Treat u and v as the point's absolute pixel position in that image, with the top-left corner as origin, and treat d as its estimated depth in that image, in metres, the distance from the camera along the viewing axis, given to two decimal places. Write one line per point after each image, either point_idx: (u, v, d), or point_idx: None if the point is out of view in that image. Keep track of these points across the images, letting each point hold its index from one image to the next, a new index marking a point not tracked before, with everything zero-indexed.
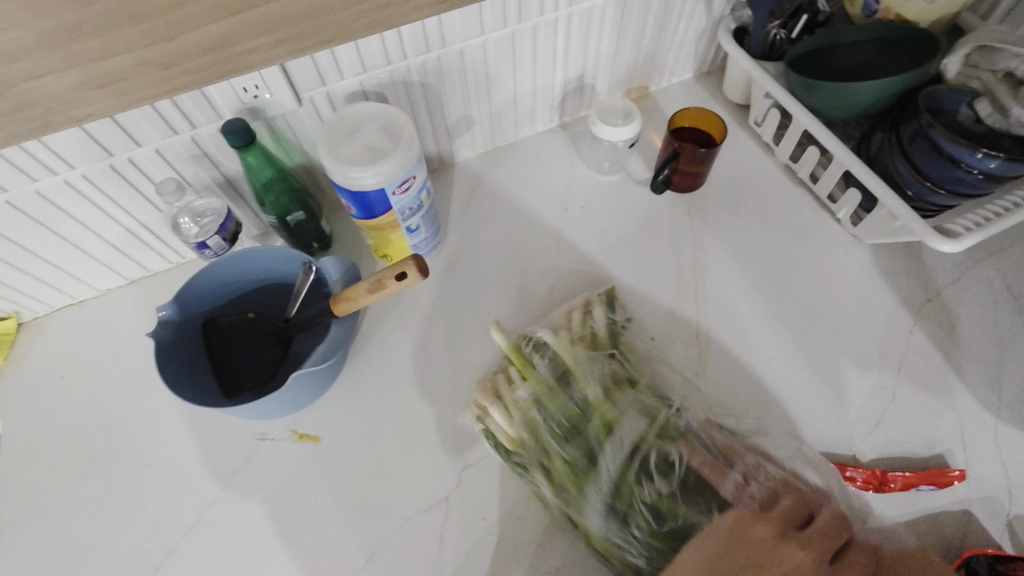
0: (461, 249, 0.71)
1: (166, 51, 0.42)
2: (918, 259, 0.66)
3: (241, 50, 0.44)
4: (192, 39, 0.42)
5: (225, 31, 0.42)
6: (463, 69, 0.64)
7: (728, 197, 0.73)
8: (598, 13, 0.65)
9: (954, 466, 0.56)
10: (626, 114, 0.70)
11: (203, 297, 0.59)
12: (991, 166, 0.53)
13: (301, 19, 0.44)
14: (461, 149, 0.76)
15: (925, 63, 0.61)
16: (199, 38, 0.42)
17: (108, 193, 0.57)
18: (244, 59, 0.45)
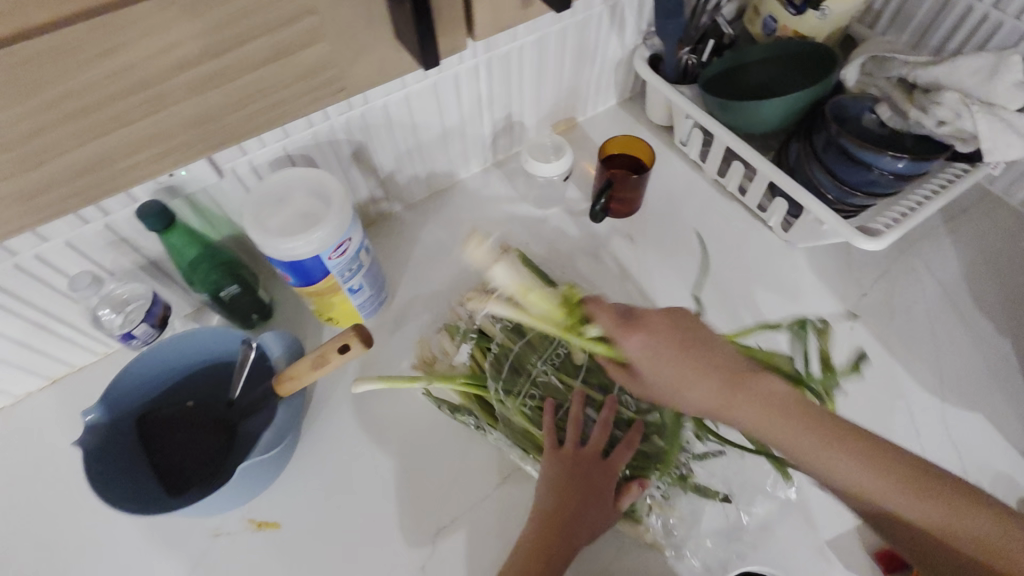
0: (409, 302, 0.70)
1: (43, 175, 0.32)
2: (849, 257, 0.70)
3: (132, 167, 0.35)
4: (67, 161, 0.32)
5: (101, 150, 0.32)
6: (388, 122, 0.64)
7: (665, 217, 0.75)
8: (515, 56, 0.67)
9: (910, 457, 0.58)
10: (557, 149, 0.71)
11: (134, 392, 0.55)
12: (899, 167, 0.56)
13: (183, 125, 0.35)
14: (401, 196, 0.75)
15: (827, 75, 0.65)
16: (75, 160, 0.32)
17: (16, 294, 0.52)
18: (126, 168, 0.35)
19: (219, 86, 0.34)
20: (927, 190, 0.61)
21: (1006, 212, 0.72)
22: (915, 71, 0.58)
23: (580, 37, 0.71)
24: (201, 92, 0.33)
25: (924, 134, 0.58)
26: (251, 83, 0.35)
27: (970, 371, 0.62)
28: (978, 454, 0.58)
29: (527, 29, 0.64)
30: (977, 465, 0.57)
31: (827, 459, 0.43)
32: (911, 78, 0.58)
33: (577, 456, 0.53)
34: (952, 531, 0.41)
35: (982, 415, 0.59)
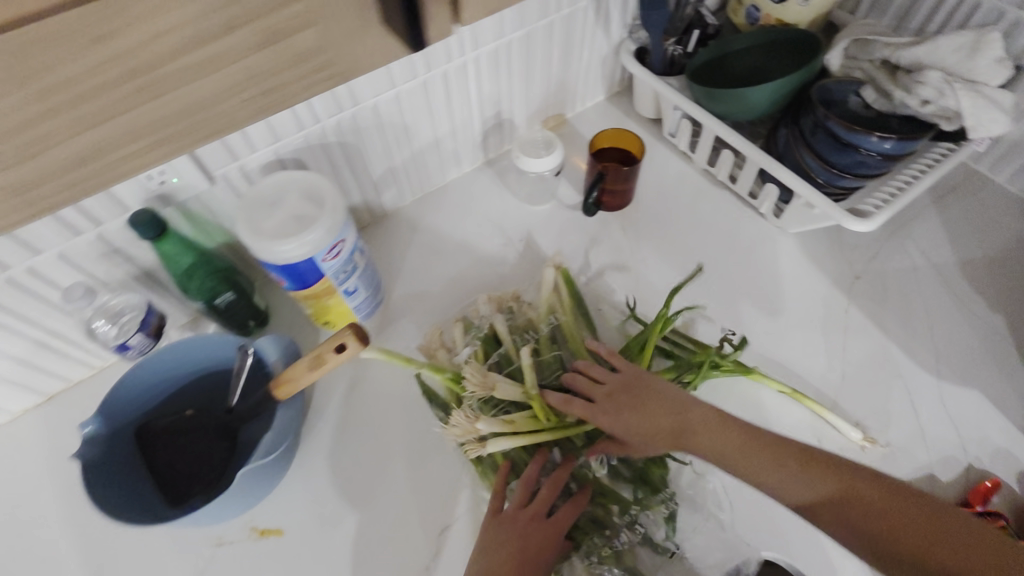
0: (522, 271, 0.71)
1: (189, 98, 0.35)
2: (956, 216, 0.71)
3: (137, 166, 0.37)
4: (238, 68, 0.35)
5: (265, 61, 0.35)
6: (497, 72, 0.69)
7: (657, 209, 0.75)
8: (584, 16, 0.70)
9: None
10: (547, 144, 0.71)
11: (179, 355, 0.55)
12: (888, 147, 0.57)
13: (144, 129, 0.35)
14: (509, 134, 0.80)
15: (936, 32, 0.67)
16: (236, 70, 0.35)
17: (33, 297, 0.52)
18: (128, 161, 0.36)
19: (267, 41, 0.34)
20: (939, 152, 0.61)
21: (994, 190, 0.72)
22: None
23: (567, 32, 0.71)
24: (147, 102, 0.33)
25: (927, 124, 0.57)
26: (264, 60, 0.35)
27: None
28: None
29: (513, 24, 0.65)
30: (977, 441, 0.57)
31: (777, 477, 0.46)
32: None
33: (513, 518, 0.49)
34: (897, 523, 0.42)
35: None
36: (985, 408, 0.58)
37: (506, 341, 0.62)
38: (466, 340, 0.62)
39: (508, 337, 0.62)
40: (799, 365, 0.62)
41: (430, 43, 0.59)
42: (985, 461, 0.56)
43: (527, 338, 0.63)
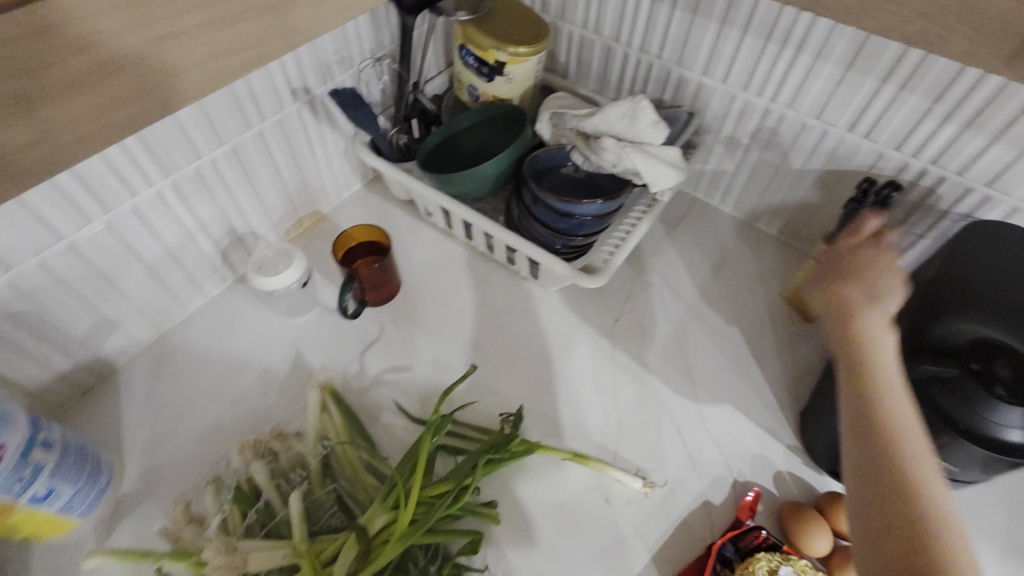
0: (287, 396, 0.64)
1: None
2: (689, 244, 0.79)
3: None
4: None
5: None
6: (208, 191, 0.63)
7: (426, 291, 0.73)
8: (297, 119, 0.68)
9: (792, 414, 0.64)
10: (285, 256, 0.66)
11: None
12: (597, 208, 0.60)
13: None
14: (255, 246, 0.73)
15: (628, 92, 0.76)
16: None
17: None
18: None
19: None
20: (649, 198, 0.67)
21: (711, 212, 0.82)
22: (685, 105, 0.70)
23: (284, 137, 0.68)
24: None
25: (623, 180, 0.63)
26: None
27: (780, 335, 0.70)
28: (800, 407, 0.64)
29: (208, 142, 0.60)
30: (738, 454, 0.61)
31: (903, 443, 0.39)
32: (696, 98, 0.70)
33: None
34: (890, 414, 0.40)
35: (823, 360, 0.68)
36: (741, 419, 0.63)
37: (268, 491, 0.53)
38: (217, 507, 0.52)
39: (267, 486, 0.54)
40: (578, 424, 0.63)
41: (94, 179, 0.52)
42: (749, 471, 0.59)
43: (293, 481, 0.55)
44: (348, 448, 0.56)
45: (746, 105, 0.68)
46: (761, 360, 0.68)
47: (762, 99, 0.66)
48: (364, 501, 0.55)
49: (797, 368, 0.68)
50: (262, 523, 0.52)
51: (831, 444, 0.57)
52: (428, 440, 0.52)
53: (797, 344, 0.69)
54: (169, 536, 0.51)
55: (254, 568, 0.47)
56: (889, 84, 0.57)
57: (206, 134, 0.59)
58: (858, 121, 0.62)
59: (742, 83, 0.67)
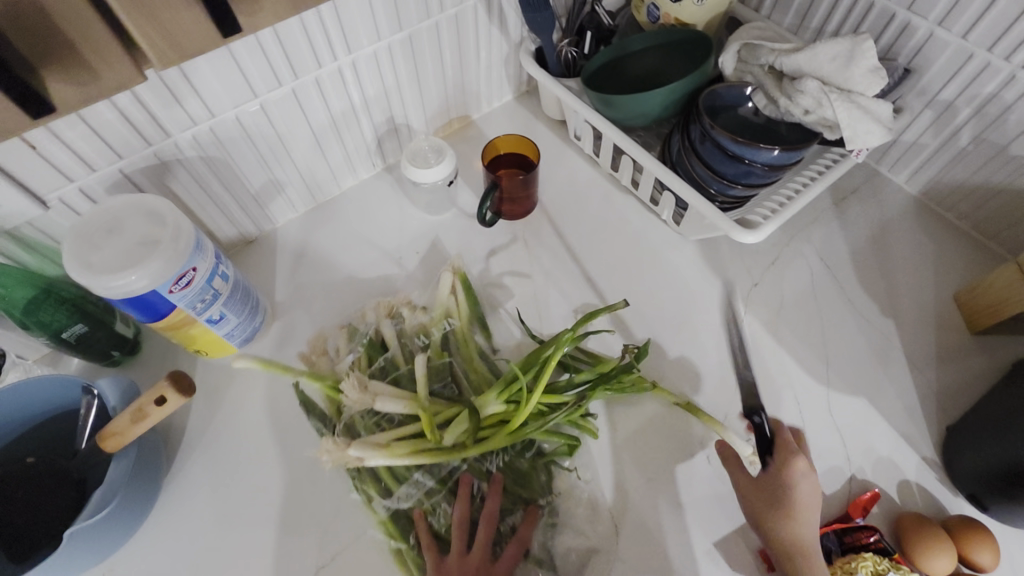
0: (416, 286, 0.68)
1: None
2: (855, 219, 0.70)
3: None
4: None
5: None
6: (378, 74, 0.65)
7: (562, 214, 0.73)
8: (469, 16, 0.67)
9: (933, 426, 0.58)
10: (437, 152, 0.67)
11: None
12: (772, 158, 0.55)
13: None
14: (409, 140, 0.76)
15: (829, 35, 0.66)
16: None
17: None
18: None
19: None
20: (829, 159, 0.61)
21: (890, 191, 0.72)
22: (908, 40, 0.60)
23: (455, 32, 0.67)
24: None
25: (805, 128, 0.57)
26: None
27: (939, 340, 0.63)
28: (943, 420, 0.58)
29: (390, 27, 0.61)
30: (860, 450, 0.57)
31: None
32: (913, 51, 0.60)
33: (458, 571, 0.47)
34: None
35: (986, 378, 0.60)
36: (873, 417, 0.58)
37: (394, 348, 0.59)
38: (350, 347, 0.60)
39: (394, 342, 0.59)
40: (693, 378, 0.61)
41: (291, 47, 0.55)
42: (867, 469, 0.56)
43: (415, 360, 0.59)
44: (467, 331, 0.60)
45: (984, 69, 0.56)
46: (912, 363, 0.61)
47: (1010, 63, 0.54)
48: (473, 380, 0.59)
49: (952, 383, 0.60)
50: (385, 371, 0.58)
51: (978, 472, 0.51)
52: (558, 355, 0.53)
53: (957, 354, 0.62)
54: (308, 359, 0.60)
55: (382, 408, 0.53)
56: None
57: (388, 18, 0.60)
58: None
59: (987, 41, 0.55)
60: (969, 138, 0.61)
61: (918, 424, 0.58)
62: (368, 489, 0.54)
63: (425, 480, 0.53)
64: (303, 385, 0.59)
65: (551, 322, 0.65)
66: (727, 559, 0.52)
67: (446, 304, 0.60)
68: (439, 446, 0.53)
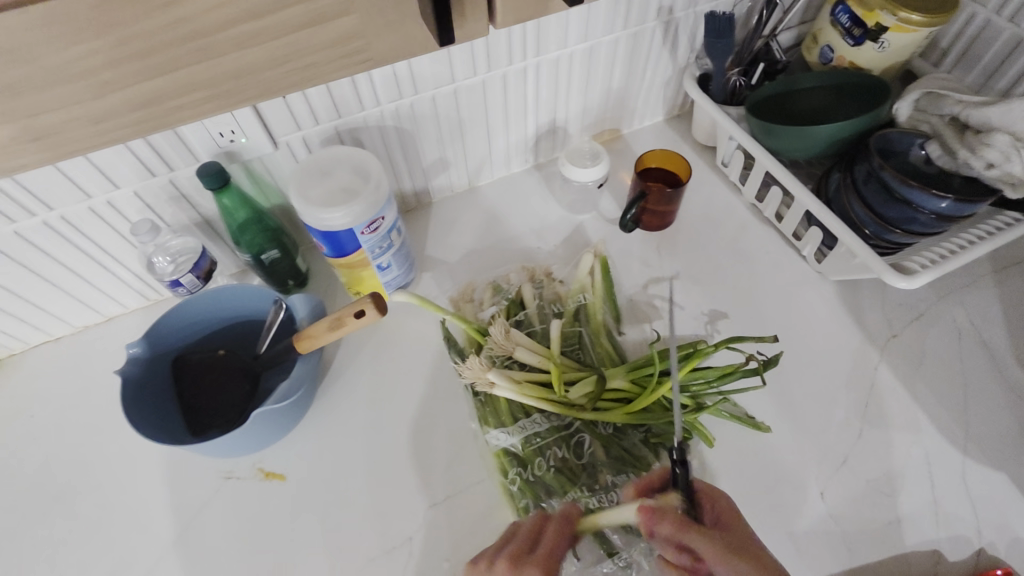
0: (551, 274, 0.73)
1: (324, 42, 0.34)
2: (1016, 288, 0.67)
3: (400, 51, 0.36)
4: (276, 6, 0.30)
5: (187, 15, 0.29)
6: (555, 78, 0.71)
7: (699, 234, 0.75)
8: (647, 36, 0.71)
9: None
10: (593, 155, 0.72)
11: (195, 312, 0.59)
12: (942, 207, 0.54)
13: (272, 63, 0.33)
14: (563, 142, 0.82)
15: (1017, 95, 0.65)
16: (332, 26, 0.33)
17: (102, 230, 0.58)
18: (366, 53, 0.35)
19: (262, 43, 0.32)
20: (1002, 221, 0.59)
21: None
22: None
23: (631, 50, 0.72)
24: (226, 47, 0.31)
25: (973, 177, 0.56)
26: (288, 45, 0.33)
27: None
28: None
29: (579, 36, 0.67)
30: (993, 525, 0.54)
31: None
32: None
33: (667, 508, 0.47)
34: None
35: None
36: (1012, 494, 0.55)
37: (531, 306, 0.65)
38: (493, 301, 0.66)
39: (533, 303, 0.65)
40: (816, 412, 0.60)
41: (494, 43, 0.62)
42: (995, 544, 0.53)
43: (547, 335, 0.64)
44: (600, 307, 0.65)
45: None
46: None
47: None
48: (600, 353, 0.63)
49: None
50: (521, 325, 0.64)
51: None
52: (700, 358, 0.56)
53: None
54: (455, 305, 0.67)
55: (518, 356, 0.58)
56: None
57: (578, 29, 0.66)
58: None
59: None
60: None
61: None
62: (488, 419, 0.57)
63: (543, 422, 0.56)
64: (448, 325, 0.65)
65: (676, 330, 0.67)
66: None
67: (583, 282, 0.66)
68: (562, 399, 0.56)
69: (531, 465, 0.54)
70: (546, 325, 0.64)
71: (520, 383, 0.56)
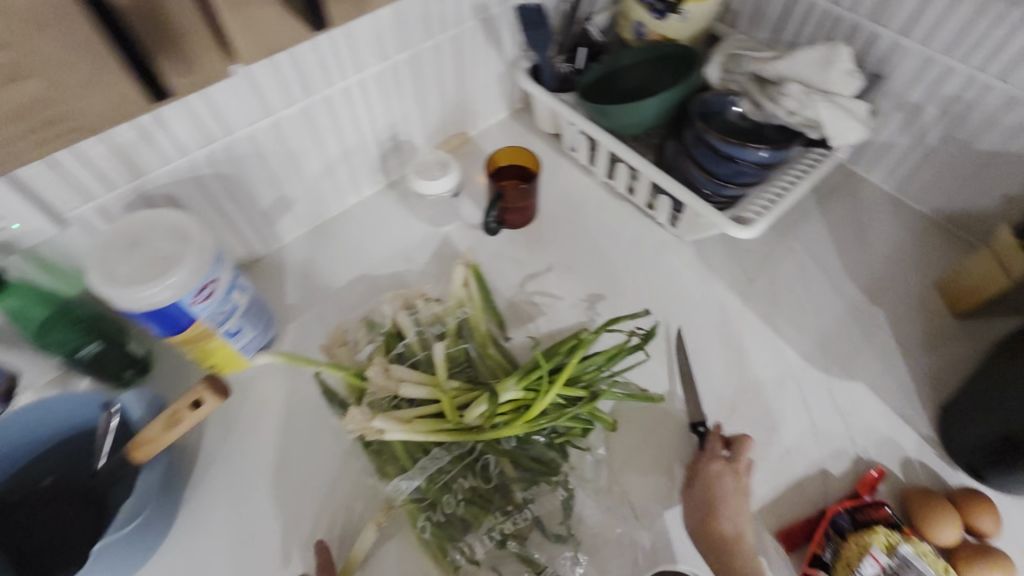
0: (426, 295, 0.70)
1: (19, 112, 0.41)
2: (838, 215, 0.75)
3: (103, 114, 0.45)
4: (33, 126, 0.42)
5: None
6: (384, 92, 0.67)
7: (562, 222, 0.75)
8: (469, 36, 0.70)
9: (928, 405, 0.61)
10: (441, 165, 0.70)
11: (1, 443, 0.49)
12: (761, 156, 0.58)
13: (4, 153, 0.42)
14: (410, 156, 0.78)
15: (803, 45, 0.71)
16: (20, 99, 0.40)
17: None
18: (77, 123, 0.44)
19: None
20: (813, 158, 0.65)
21: (867, 188, 0.76)
22: (875, 50, 0.65)
23: (455, 52, 0.70)
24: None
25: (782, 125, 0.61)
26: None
27: (927, 324, 0.66)
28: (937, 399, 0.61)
29: (397, 47, 0.64)
30: (862, 432, 0.59)
31: None
32: (883, 57, 0.65)
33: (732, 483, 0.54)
34: None
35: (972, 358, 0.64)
36: (872, 399, 0.61)
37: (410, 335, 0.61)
38: (368, 339, 0.61)
39: (411, 330, 0.61)
40: (699, 371, 0.63)
41: (304, 67, 0.57)
42: (868, 449, 0.58)
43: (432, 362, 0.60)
44: (481, 319, 0.63)
45: (946, 71, 0.61)
46: (903, 347, 0.65)
47: (969, 65, 0.60)
48: (490, 366, 0.61)
49: (943, 364, 0.63)
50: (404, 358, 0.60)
51: (975, 444, 0.54)
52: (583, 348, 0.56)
53: (945, 340, 0.65)
54: (328, 352, 0.61)
55: (404, 392, 0.54)
56: None
57: (394, 39, 0.63)
58: None
59: (947, 46, 0.60)
60: (935, 135, 0.66)
61: (913, 403, 0.61)
62: (389, 468, 0.54)
63: (444, 454, 0.53)
64: (324, 376, 0.60)
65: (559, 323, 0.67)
66: None
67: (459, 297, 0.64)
68: (458, 425, 0.54)
69: (440, 505, 0.51)
70: (428, 350, 0.60)
71: (410, 421, 0.53)
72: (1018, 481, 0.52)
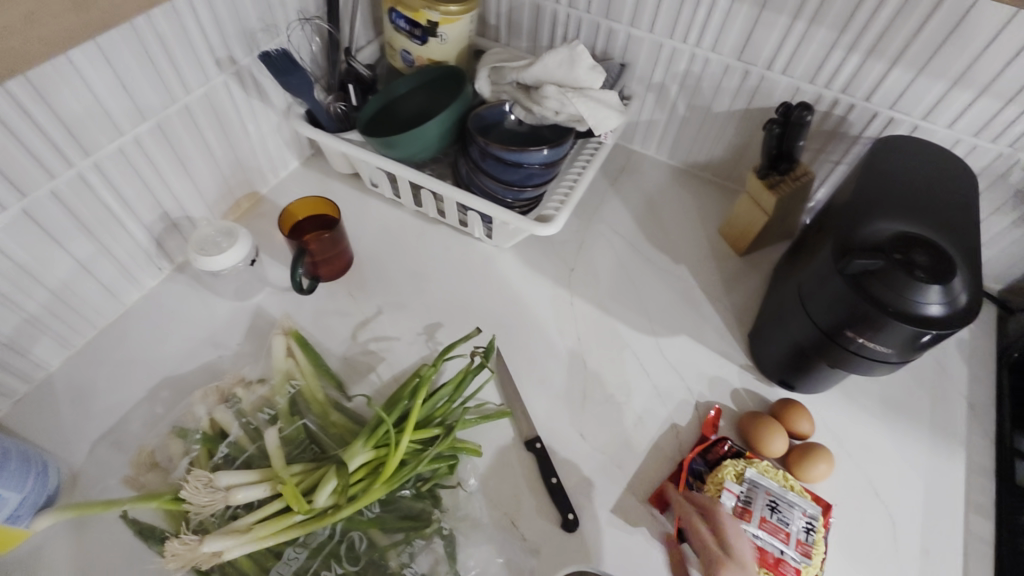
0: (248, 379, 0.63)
1: None
2: (631, 192, 0.82)
3: None
4: None
5: None
6: (135, 172, 0.59)
7: (381, 261, 0.73)
8: (224, 93, 0.64)
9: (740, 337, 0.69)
10: (227, 235, 0.63)
11: None
12: (544, 156, 0.62)
13: None
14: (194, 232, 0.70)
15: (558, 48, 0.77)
16: None
17: None
18: None
19: None
20: (594, 147, 0.70)
21: (648, 162, 0.85)
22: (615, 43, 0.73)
23: (213, 113, 0.64)
24: None
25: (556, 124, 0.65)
26: None
27: (722, 267, 0.75)
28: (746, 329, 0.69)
29: (131, 119, 0.56)
30: (696, 379, 0.65)
31: None
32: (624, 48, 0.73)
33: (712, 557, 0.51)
34: None
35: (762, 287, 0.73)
36: (696, 347, 0.68)
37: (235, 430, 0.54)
38: (184, 451, 0.53)
39: (234, 425, 0.54)
40: (546, 369, 0.64)
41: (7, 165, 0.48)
42: (704, 393, 0.64)
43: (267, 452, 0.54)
44: (315, 387, 0.58)
45: (672, 52, 0.70)
46: (709, 293, 0.72)
47: (687, 44, 0.69)
48: (336, 435, 0.56)
49: (742, 298, 0.72)
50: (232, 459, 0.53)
51: (780, 360, 0.61)
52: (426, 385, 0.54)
53: (739, 277, 0.74)
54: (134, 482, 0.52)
55: (237, 498, 0.48)
56: (799, 20, 0.61)
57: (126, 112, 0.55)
58: (775, 58, 0.65)
59: (667, 31, 0.69)
60: (682, 107, 0.76)
61: (728, 340, 0.69)
62: None
63: (300, 552, 0.48)
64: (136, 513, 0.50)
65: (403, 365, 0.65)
66: (625, 518, 0.56)
67: (282, 371, 0.58)
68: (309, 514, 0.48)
69: None
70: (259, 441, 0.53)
71: (251, 528, 0.47)
72: (816, 381, 0.60)
